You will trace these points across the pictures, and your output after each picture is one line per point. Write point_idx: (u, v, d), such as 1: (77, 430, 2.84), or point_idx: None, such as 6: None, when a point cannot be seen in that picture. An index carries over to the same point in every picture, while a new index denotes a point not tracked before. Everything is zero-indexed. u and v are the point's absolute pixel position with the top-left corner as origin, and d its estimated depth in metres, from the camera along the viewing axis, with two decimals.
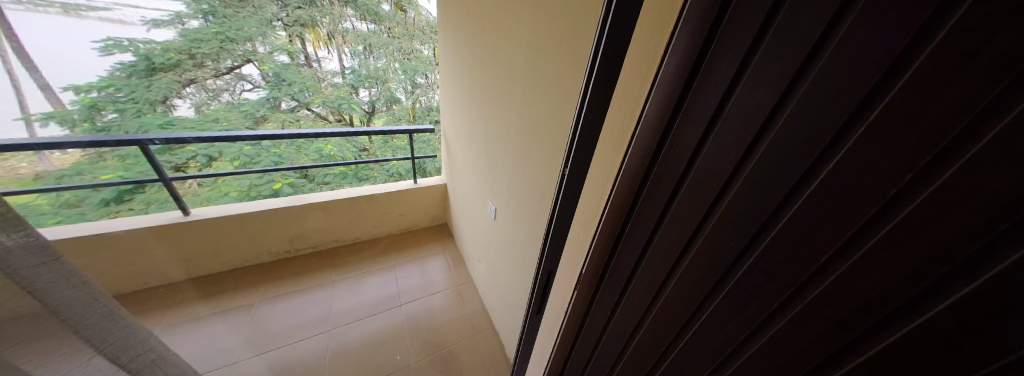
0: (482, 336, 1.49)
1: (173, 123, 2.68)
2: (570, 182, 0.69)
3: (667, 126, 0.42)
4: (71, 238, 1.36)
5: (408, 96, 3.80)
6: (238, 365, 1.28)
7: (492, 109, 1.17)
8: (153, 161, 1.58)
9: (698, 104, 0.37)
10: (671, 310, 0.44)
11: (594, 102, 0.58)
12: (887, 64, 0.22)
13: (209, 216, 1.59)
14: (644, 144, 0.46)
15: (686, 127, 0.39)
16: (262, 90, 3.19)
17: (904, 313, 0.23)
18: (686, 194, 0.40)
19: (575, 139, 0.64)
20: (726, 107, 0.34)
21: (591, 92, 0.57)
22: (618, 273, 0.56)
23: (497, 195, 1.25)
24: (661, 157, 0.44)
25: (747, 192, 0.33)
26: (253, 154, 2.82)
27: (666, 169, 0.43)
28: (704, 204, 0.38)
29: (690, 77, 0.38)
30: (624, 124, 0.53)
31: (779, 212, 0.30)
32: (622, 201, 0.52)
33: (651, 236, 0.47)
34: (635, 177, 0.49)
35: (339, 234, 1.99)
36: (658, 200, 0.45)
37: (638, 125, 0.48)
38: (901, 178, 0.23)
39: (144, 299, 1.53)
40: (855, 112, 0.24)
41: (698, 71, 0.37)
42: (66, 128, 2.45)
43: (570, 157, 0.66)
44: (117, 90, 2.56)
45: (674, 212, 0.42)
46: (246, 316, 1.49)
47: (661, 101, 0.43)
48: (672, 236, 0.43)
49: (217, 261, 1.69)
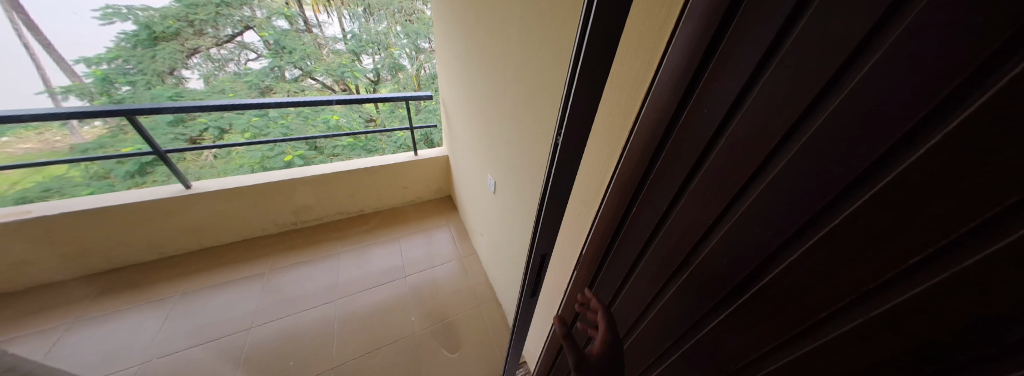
0: (485, 306, 1.50)
1: (182, 95, 2.65)
2: (555, 186, 0.50)
3: (688, 89, 0.32)
4: (80, 211, 1.38)
5: (413, 62, 3.52)
6: (178, 355, 1.23)
7: (486, 68, 1.05)
8: (143, 134, 1.51)
9: (715, 80, 0.29)
10: (677, 308, 0.39)
11: (580, 82, 0.40)
12: (1006, 33, 0.14)
13: (209, 189, 1.59)
14: (655, 110, 0.37)
15: (700, 107, 0.31)
16: (264, 59, 3.06)
17: (980, 360, 0.18)
18: (694, 192, 0.33)
19: (560, 132, 0.45)
20: (752, 88, 0.26)
21: (575, 79, 0.40)
22: (616, 267, 0.50)
23: (497, 167, 1.17)
24: (675, 132, 0.34)
25: (785, 186, 0.25)
26: (262, 125, 2.80)
27: (680, 146, 0.34)
28: (716, 205, 0.31)
29: (711, 45, 0.29)
30: (631, 93, 0.43)
31: (812, 226, 0.24)
32: (625, 190, 0.45)
33: (652, 233, 0.41)
34: (640, 161, 0.41)
35: (343, 207, 1.98)
36: (668, 186, 0.37)
37: (651, 84, 0.37)
38: (1004, 200, 0.15)
39: (160, 268, 1.58)
40: (949, 96, 0.16)
41: (721, 38, 0.28)
42: (87, 100, 2.57)
43: (554, 162, 0.48)
44: (125, 61, 2.57)
45: (679, 210, 0.36)
46: (258, 284, 1.55)
47: (678, 65, 0.32)
48: (676, 237, 0.37)
49: (224, 233, 1.72)
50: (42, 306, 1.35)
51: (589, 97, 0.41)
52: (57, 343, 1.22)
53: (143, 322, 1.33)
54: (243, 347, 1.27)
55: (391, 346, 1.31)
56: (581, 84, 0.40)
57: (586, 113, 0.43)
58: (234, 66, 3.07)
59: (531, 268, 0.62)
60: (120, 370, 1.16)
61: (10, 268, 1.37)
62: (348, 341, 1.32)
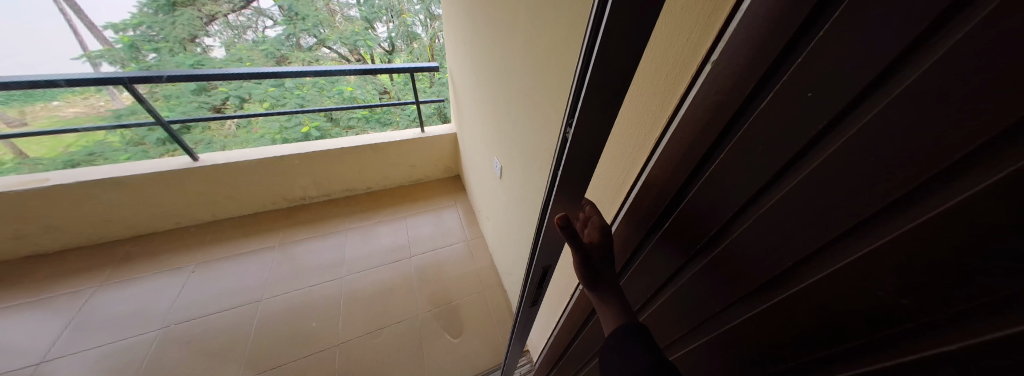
0: (490, 293, 1.46)
1: (203, 63, 2.65)
2: (562, 196, 0.37)
3: (762, 86, 0.22)
4: (96, 180, 1.41)
5: (427, 30, 3.29)
6: (141, 337, 1.21)
7: (494, 33, 0.89)
8: (147, 104, 1.48)
9: (805, 84, 0.19)
10: (721, 354, 0.33)
11: (615, 47, 0.23)
12: None
13: (217, 162, 1.58)
14: (707, 110, 0.26)
15: (771, 120, 0.21)
16: (279, 26, 2.96)
17: None
18: (748, 234, 0.26)
19: (571, 122, 0.30)
20: (851, 119, 0.18)
21: (602, 40, 0.22)
22: (632, 295, 0.44)
23: (506, 150, 1.03)
24: (732, 143, 0.25)
25: (926, 259, 0.17)
26: (277, 95, 2.76)
27: (738, 166, 0.25)
28: (795, 254, 0.23)
29: (800, 33, 0.19)
30: (670, 78, 0.31)
31: (926, 328, 0.18)
32: (652, 204, 0.35)
33: (682, 265, 0.34)
34: (675, 174, 0.31)
35: (351, 183, 1.96)
36: (719, 214, 0.28)
37: (703, 71, 0.26)
38: None
39: (179, 237, 1.63)
40: None
41: (819, 29, 0.18)
42: (118, 67, 2.60)
43: (560, 162, 0.34)
44: (149, 28, 2.55)
45: (727, 248, 0.28)
46: (270, 256, 1.58)
47: (751, 49, 0.21)
48: (717, 279, 0.30)
49: (237, 205, 1.74)
50: (73, 269, 1.43)
51: (613, 79, 0.25)
52: (88, 301, 1.31)
53: (164, 287, 1.40)
54: (254, 317, 1.31)
55: (396, 326, 1.31)
56: (608, 52, 0.23)
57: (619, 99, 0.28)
58: (252, 33, 3.00)
59: (531, 278, 0.54)
60: (145, 331, 1.23)
61: (41, 231, 1.44)
62: (352, 320, 1.33)
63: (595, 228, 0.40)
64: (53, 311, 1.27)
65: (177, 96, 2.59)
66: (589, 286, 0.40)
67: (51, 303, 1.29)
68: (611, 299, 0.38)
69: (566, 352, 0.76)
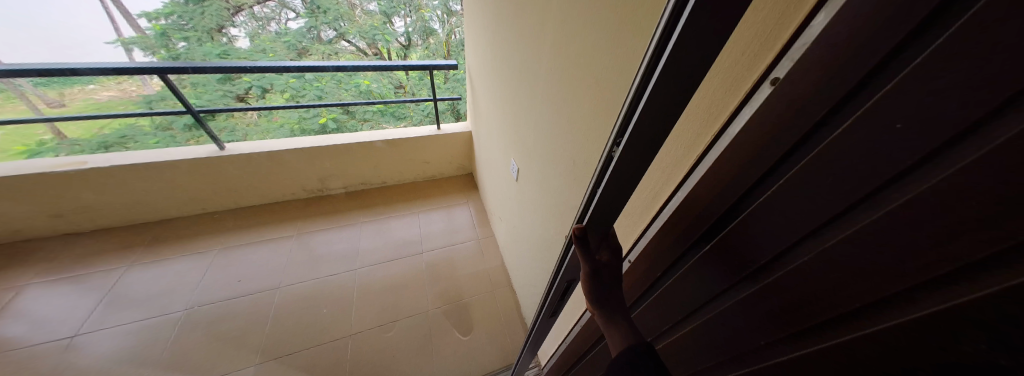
0: (499, 292, 1.46)
1: (229, 53, 2.73)
2: (598, 214, 0.37)
3: (834, 114, 0.20)
4: (129, 165, 1.47)
5: (444, 26, 3.30)
6: (167, 317, 1.27)
7: (519, 35, 0.88)
8: (177, 93, 1.53)
9: (888, 118, 0.17)
10: None
11: (677, 69, 0.21)
12: None
13: (241, 151, 1.63)
14: (764, 135, 0.24)
15: (847, 152, 0.20)
16: (301, 18, 3.02)
17: None
18: (801, 268, 0.24)
19: (619, 142, 0.29)
20: (937, 161, 0.16)
21: (664, 65, 0.21)
22: (659, 314, 0.42)
23: (523, 151, 1.02)
24: (792, 172, 0.23)
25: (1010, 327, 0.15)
26: (298, 87, 2.82)
27: (795, 198, 0.23)
28: (859, 295, 0.21)
29: (886, 60, 0.17)
30: (719, 96, 0.29)
31: None
32: (692, 223, 0.34)
33: (721, 290, 0.33)
34: (722, 196, 0.29)
35: (367, 177, 1.99)
36: (771, 243, 0.26)
37: (762, 93, 0.24)
38: None
39: (203, 223, 1.70)
40: None
41: (909, 60, 0.16)
42: (149, 54, 2.69)
43: (602, 181, 0.33)
44: (179, 17, 2.64)
45: (777, 281, 0.26)
46: (290, 244, 1.63)
47: (825, 76, 0.20)
48: (761, 312, 0.29)
49: (258, 194, 1.80)
50: (107, 248, 1.51)
51: (667, 107, 0.24)
52: (120, 280, 1.38)
53: (190, 269, 1.46)
54: (273, 303, 1.36)
55: (408, 320, 1.33)
56: (670, 75, 0.22)
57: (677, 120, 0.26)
58: (276, 25, 3.06)
59: (554, 290, 0.54)
60: (171, 312, 1.28)
61: (78, 211, 1.52)
62: (364, 311, 1.35)
63: (607, 248, 0.41)
64: (86, 288, 1.34)
65: (204, 84, 2.68)
66: (595, 307, 0.40)
67: (85, 281, 1.36)
68: (619, 321, 0.38)
69: (578, 362, 0.75)
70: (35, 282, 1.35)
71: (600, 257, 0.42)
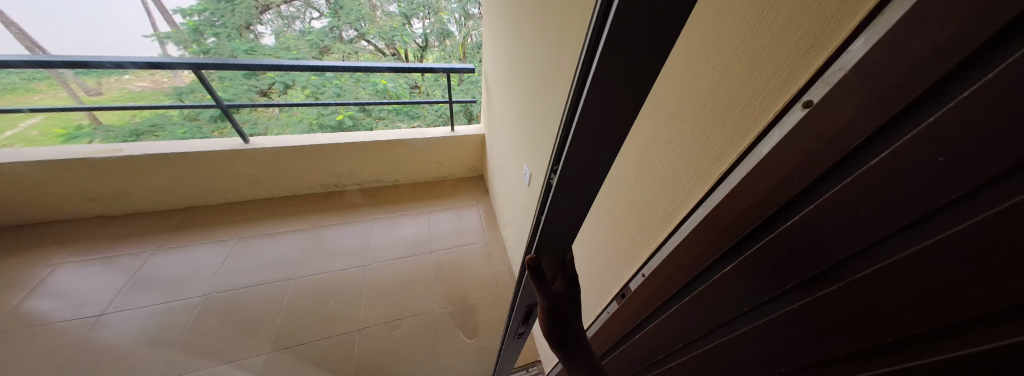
0: (504, 296, 1.46)
1: (256, 49, 2.85)
2: (546, 236, 0.36)
3: (864, 147, 0.20)
4: (160, 154, 1.54)
5: (461, 28, 3.33)
6: (187, 302, 1.32)
7: (538, 44, 0.89)
8: (208, 86, 1.60)
9: (933, 148, 0.17)
10: None
11: (608, 89, 0.22)
12: None
13: (264, 145, 1.70)
14: (794, 162, 0.24)
15: (875, 186, 0.20)
16: (325, 18, 3.12)
17: None
18: (824, 297, 0.24)
19: (556, 169, 0.29)
20: (969, 204, 0.16)
21: (591, 83, 0.21)
22: (669, 332, 0.42)
23: (535, 155, 1.02)
24: (818, 200, 0.23)
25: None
26: (318, 84, 2.90)
27: (820, 226, 0.23)
28: (889, 330, 0.21)
29: (937, 87, 0.17)
30: (743, 117, 0.29)
31: None
32: (711, 242, 0.33)
33: (739, 314, 0.32)
34: (745, 218, 0.29)
35: (381, 175, 2.03)
36: (795, 270, 0.26)
37: (790, 119, 0.24)
38: None
39: (225, 212, 1.77)
40: None
41: (944, 103, 0.16)
42: (182, 48, 2.84)
43: (545, 206, 0.33)
44: (212, 14, 2.77)
45: (801, 309, 0.26)
46: (305, 236, 1.68)
47: (861, 108, 0.20)
48: (786, 338, 0.28)
49: (277, 187, 1.86)
50: (137, 232, 1.60)
51: (599, 130, 0.25)
52: (146, 263, 1.45)
53: (211, 255, 1.52)
54: (286, 293, 1.40)
55: (414, 318, 1.35)
56: (601, 94, 0.22)
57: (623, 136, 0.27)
58: (300, 24, 3.17)
59: (516, 314, 0.58)
60: (191, 297, 1.33)
61: (113, 196, 1.61)
62: (372, 307, 1.37)
63: (563, 276, 0.40)
64: (115, 269, 1.41)
65: (230, 78, 2.80)
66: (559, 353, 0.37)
67: (115, 262, 1.44)
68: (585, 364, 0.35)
69: None
70: (69, 261, 1.43)
71: (556, 286, 0.40)
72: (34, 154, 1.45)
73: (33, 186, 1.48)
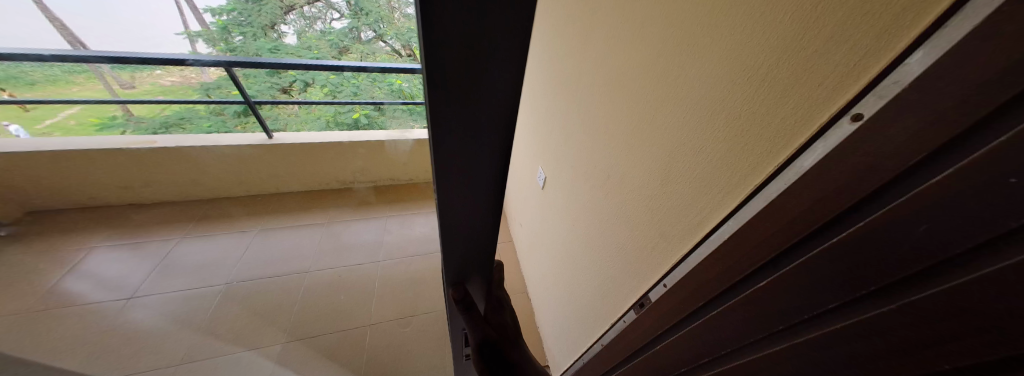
0: (515, 299, 1.45)
1: (279, 49, 3.01)
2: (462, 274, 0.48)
3: (918, 166, 0.19)
4: (189, 147, 1.62)
5: None
6: (209, 289, 1.37)
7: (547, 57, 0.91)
8: (237, 82, 1.66)
9: (994, 175, 0.16)
10: None
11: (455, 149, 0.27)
12: None
13: (286, 141, 1.75)
14: (839, 177, 0.23)
15: (930, 208, 0.19)
16: (346, 19, 3.18)
17: None
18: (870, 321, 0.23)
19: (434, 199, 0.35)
20: None
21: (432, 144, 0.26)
22: (692, 347, 0.41)
23: (548, 158, 1.01)
24: (866, 219, 0.22)
25: None
26: (337, 83, 2.98)
27: (868, 245, 0.22)
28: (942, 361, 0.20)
29: (1001, 109, 0.16)
30: (788, 127, 0.28)
31: None
32: (746, 255, 0.33)
33: (770, 332, 0.31)
34: (783, 232, 0.28)
35: (395, 173, 2.06)
36: (837, 289, 0.25)
37: (835, 133, 0.24)
38: None
39: (246, 204, 1.84)
40: None
41: (1008, 126, 0.15)
42: (211, 46, 3.00)
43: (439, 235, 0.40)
44: (239, 14, 2.93)
45: (842, 332, 0.25)
46: (320, 231, 1.72)
47: (916, 126, 0.19)
48: (822, 361, 0.27)
49: (296, 181, 1.92)
50: (165, 220, 1.67)
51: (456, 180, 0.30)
52: (172, 250, 1.51)
53: (232, 245, 1.58)
54: (302, 285, 1.44)
55: (424, 316, 1.36)
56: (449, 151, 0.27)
57: (497, 150, 0.28)
58: (321, 24, 3.20)
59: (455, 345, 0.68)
60: (213, 285, 1.39)
61: (144, 185, 1.69)
62: (382, 303, 1.39)
63: (488, 300, 0.53)
64: (143, 255, 1.48)
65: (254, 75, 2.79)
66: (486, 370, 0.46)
67: (143, 248, 1.51)
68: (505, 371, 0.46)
69: None
70: (103, 245, 1.51)
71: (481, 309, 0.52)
72: (74, 143, 1.54)
73: (74, 173, 1.57)
